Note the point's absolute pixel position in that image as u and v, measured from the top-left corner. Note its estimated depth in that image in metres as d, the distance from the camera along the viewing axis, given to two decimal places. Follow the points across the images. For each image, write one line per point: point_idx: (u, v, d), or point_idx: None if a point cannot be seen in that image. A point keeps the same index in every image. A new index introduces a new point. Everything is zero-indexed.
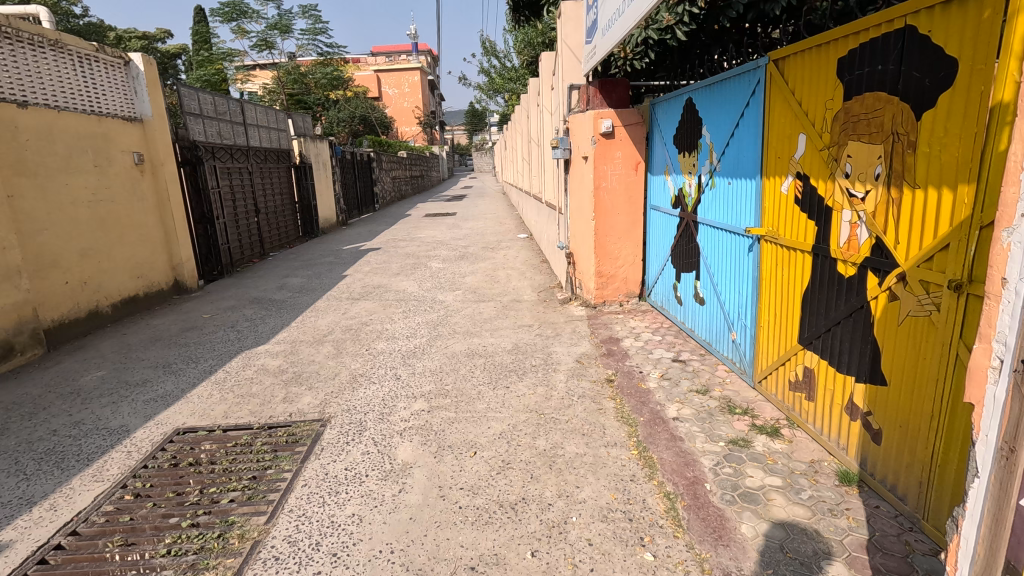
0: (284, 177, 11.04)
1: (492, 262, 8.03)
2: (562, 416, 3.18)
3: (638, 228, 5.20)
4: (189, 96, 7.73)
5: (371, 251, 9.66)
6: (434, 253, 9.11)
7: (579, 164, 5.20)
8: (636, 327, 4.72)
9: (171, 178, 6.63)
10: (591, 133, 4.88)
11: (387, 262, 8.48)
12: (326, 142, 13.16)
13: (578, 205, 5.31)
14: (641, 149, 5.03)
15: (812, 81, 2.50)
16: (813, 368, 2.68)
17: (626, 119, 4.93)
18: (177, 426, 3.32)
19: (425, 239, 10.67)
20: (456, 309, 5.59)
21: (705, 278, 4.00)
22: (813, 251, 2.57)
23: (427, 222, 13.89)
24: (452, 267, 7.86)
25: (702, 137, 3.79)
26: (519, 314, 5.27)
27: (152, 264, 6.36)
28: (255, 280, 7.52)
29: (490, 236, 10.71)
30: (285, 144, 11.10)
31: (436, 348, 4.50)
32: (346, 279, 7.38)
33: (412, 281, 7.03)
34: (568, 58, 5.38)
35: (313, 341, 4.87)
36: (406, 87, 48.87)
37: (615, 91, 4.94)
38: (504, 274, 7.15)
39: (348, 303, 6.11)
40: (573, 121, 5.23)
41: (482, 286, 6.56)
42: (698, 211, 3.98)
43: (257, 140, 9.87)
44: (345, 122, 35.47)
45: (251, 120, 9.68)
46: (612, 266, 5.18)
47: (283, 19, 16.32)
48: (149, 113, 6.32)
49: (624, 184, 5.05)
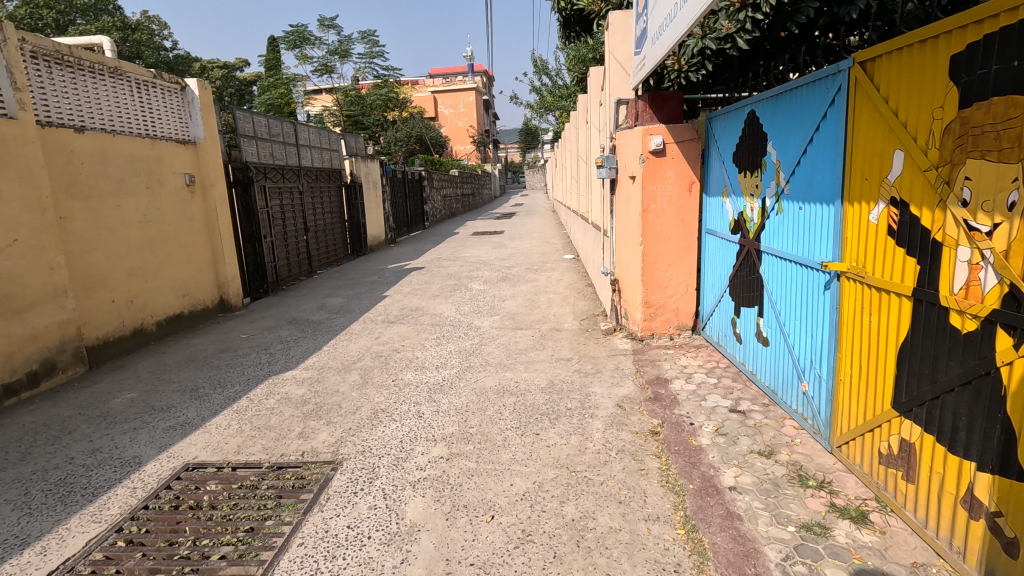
0: (334, 196, 11.25)
1: (534, 285, 7.68)
2: (596, 476, 2.76)
3: (691, 255, 4.71)
4: (244, 119, 7.98)
5: (414, 270, 9.57)
6: (476, 274, 8.88)
7: (626, 184, 4.79)
8: (687, 366, 4.20)
9: (220, 199, 6.78)
10: (640, 151, 4.47)
11: (428, 283, 8.32)
12: (377, 162, 13.40)
13: (624, 228, 4.89)
14: (696, 168, 4.56)
15: (913, 86, 2.02)
16: (913, 442, 2.13)
17: (679, 136, 4.49)
18: (187, 461, 3.17)
19: (470, 259, 10.48)
20: (491, 338, 5.27)
21: (770, 316, 3.47)
22: (914, 296, 2.06)
23: (474, 240, 13.76)
24: (493, 290, 7.58)
25: (766, 154, 3.31)
26: (557, 346, 4.87)
27: (198, 283, 6.49)
28: (297, 299, 7.55)
29: (535, 256, 10.38)
30: (336, 164, 11.34)
31: (465, 382, 4.18)
32: (385, 300, 7.26)
33: (450, 304, 6.79)
34: (616, 71, 5.03)
35: (341, 368, 4.68)
36: (462, 108, 49.99)
37: (667, 105, 4.53)
38: (546, 299, 6.77)
39: (382, 327, 5.92)
40: (620, 138, 4.84)
41: (521, 312, 6.21)
42: (762, 239, 3.47)
43: (309, 161, 10.11)
44: (401, 142, 36.58)
45: (303, 141, 9.93)
46: (662, 295, 4.71)
47: (343, 45, 16.97)
48: (201, 136, 6.51)
49: (676, 205, 4.59)
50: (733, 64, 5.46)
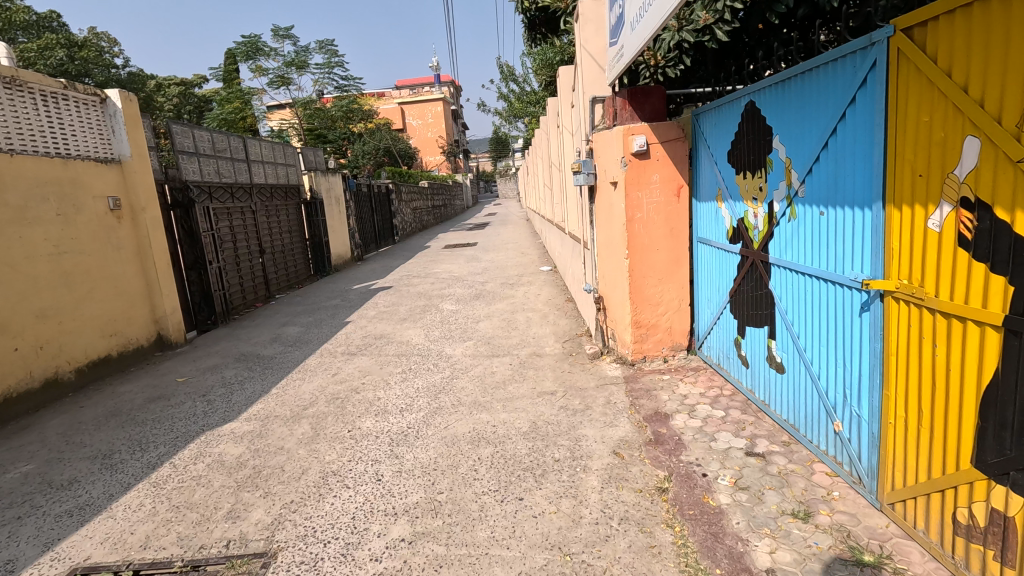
0: (292, 214, 10.50)
1: (510, 302, 7.12)
2: (597, 560, 2.19)
3: (683, 267, 4.22)
4: (182, 135, 7.22)
5: (380, 291, 8.90)
6: (447, 292, 8.27)
7: (606, 191, 4.29)
8: (688, 395, 3.68)
9: (154, 224, 6.03)
10: (621, 153, 3.97)
11: (395, 305, 7.67)
12: (339, 176, 12.69)
13: (607, 239, 4.38)
14: (683, 171, 4.08)
15: (988, 54, 1.55)
16: (1012, 516, 1.63)
17: (663, 135, 4.00)
18: (75, 566, 2.48)
19: (441, 275, 9.86)
20: (464, 369, 4.66)
21: (784, 338, 2.98)
22: (1006, 327, 1.57)
23: (445, 254, 13.13)
24: (466, 310, 6.98)
25: (773, 151, 2.83)
26: (540, 377, 4.30)
27: (130, 319, 5.70)
28: (248, 331, 6.81)
29: (510, 269, 9.83)
30: (294, 180, 10.61)
31: (435, 429, 3.57)
32: (346, 328, 6.59)
33: (419, 329, 6.16)
34: (589, 66, 4.53)
35: (289, 417, 4.02)
36: (430, 118, 49.43)
37: (649, 101, 4.05)
38: (523, 318, 6.21)
39: (342, 361, 5.26)
40: (598, 140, 4.34)
41: (497, 335, 5.63)
42: (770, 249, 2.99)
43: (262, 177, 9.37)
44: (369, 155, 35.78)
45: (255, 156, 9.19)
46: (653, 313, 4.20)
47: (300, 56, 16.23)
48: (127, 153, 5.76)
49: (664, 213, 4.10)
50: (709, 57, 5.04)
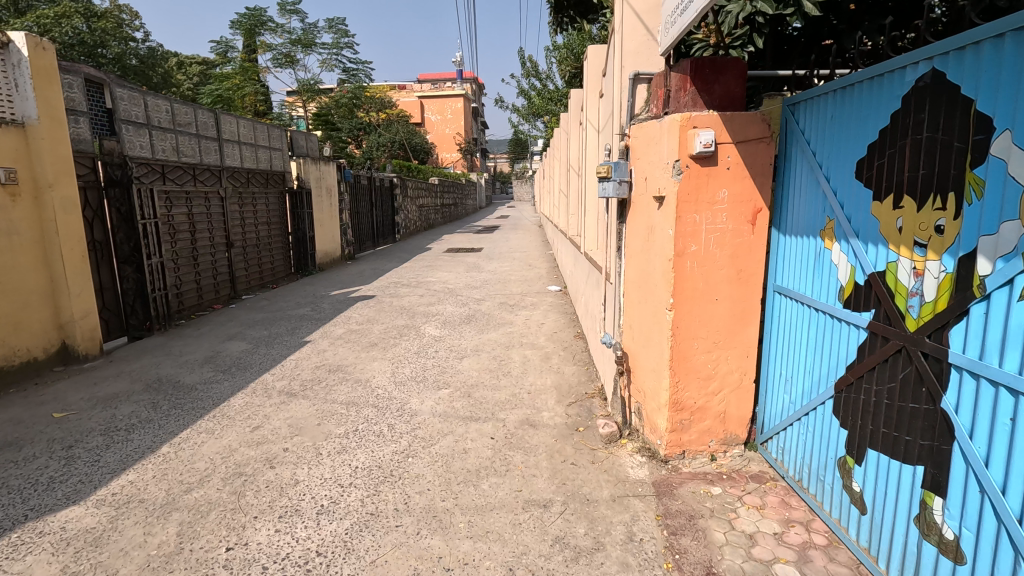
0: (273, 204, 9.29)
1: (507, 332, 5.80)
2: None
3: (751, 327, 2.89)
4: (130, 102, 6.00)
5: (359, 301, 7.65)
6: (436, 310, 6.99)
7: (646, 208, 2.97)
8: (755, 539, 2.34)
9: (66, 206, 4.81)
10: (673, 153, 2.64)
11: (369, 322, 6.41)
12: (334, 165, 11.49)
13: (641, 276, 3.07)
14: (764, 186, 2.75)
15: None
16: None
17: (740, 132, 2.66)
18: None
19: (433, 286, 8.60)
20: (427, 442, 3.36)
21: (967, 504, 1.64)
22: None
23: (445, 259, 11.88)
24: (452, 337, 5.69)
25: (990, 164, 1.53)
26: (530, 470, 2.99)
27: (17, 325, 4.47)
28: (184, 344, 5.58)
29: (514, 286, 8.52)
30: (279, 165, 9.43)
31: (355, 566, 2.26)
32: (301, 351, 5.33)
33: (387, 363, 4.88)
34: (629, 31, 3.20)
35: (157, 508, 2.73)
36: (449, 114, 48.32)
37: (720, 80, 2.71)
38: (519, 359, 4.89)
39: (273, 406, 3.98)
40: (639, 133, 3.03)
41: (482, 383, 4.33)
42: (950, 339, 1.67)
43: (237, 159, 8.17)
44: (385, 147, 34.73)
45: (229, 134, 7.98)
46: (701, 391, 2.88)
47: (308, 34, 15.19)
48: (33, 115, 4.54)
49: (731, 247, 2.77)
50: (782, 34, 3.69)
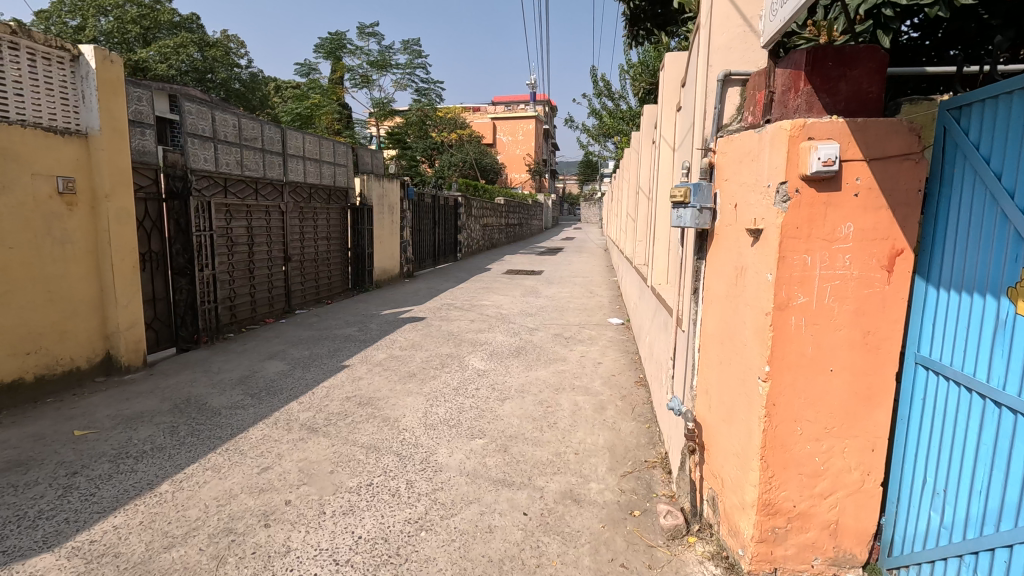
0: (334, 220, 9.31)
1: (559, 371, 5.16)
2: None
3: (880, 411, 2.11)
4: (198, 116, 6.09)
5: (408, 323, 7.33)
6: (484, 338, 6.49)
7: (735, 242, 2.29)
8: None
9: (121, 216, 4.82)
10: (778, 173, 1.97)
11: (413, 349, 6.01)
12: (398, 182, 11.49)
13: (725, 329, 2.38)
14: (908, 220, 1.99)
15: None
16: None
17: (876, 145, 1.94)
18: None
19: (486, 310, 8.15)
20: (447, 512, 2.81)
21: None
22: None
23: (503, 282, 11.44)
24: (497, 373, 5.14)
25: None
26: (567, 571, 2.35)
27: (63, 334, 4.45)
28: (226, 361, 5.43)
29: (572, 315, 7.87)
30: (342, 181, 9.47)
31: None
32: (335, 378, 4.99)
33: (422, 400, 4.41)
34: (718, 20, 2.54)
35: (128, 567, 2.36)
36: (520, 135, 48.80)
37: (848, 77, 2.02)
38: (569, 407, 4.24)
39: (290, 443, 3.60)
40: (728, 146, 2.37)
41: (522, 435, 3.73)
42: None
43: (301, 174, 8.23)
44: (456, 167, 35.43)
45: (294, 150, 8.05)
46: (804, 493, 2.13)
47: (384, 55, 15.65)
48: (95, 125, 4.59)
49: (857, 300, 2.03)
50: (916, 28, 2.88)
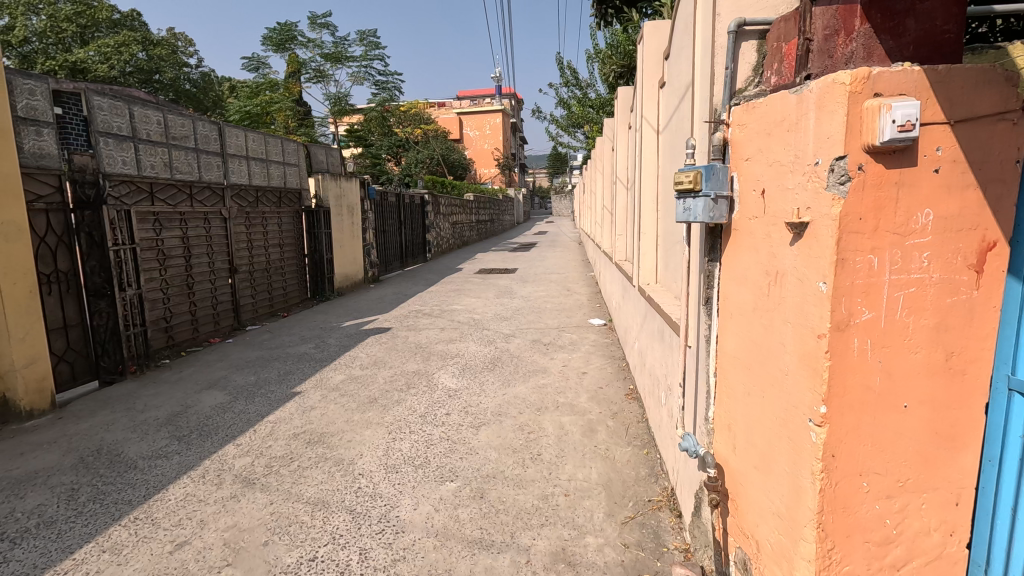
0: (286, 224, 8.52)
1: (540, 387, 4.59)
2: None
3: (965, 454, 1.62)
4: (111, 112, 5.26)
5: (372, 336, 6.66)
6: (456, 349, 5.89)
7: (766, 240, 1.75)
8: None
9: (8, 234, 4.01)
10: (833, 145, 1.43)
11: (375, 367, 5.36)
12: (357, 181, 10.72)
13: (754, 351, 1.84)
14: (1002, 203, 1.49)
15: None
16: None
17: (962, 103, 1.42)
18: None
19: (458, 316, 7.53)
20: None
21: None
22: None
23: (475, 283, 10.81)
24: (470, 392, 4.55)
25: None
26: None
27: None
28: (154, 395, 4.68)
29: (550, 317, 7.32)
30: (294, 182, 8.68)
31: None
32: (283, 409, 4.31)
33: (382, 434, 3.78)
34: None
35: None
36: (488, 130, 48.03)
37: (919, 11, 1.50)
38: (555, 434, 3.67)
39: (217, 504, 2.94)
40: (750, 115, 1.82)
41: (501, 474, 3.15)
42: None
43: (244, 175, 7.43)
44: (423, 164, 34.48)
45: (235, 149, 7.24)
46: (872, 566, 1.62)
47: (338, 47, 14.77)
48: None
49: (936, 313, 1.52)
50: None
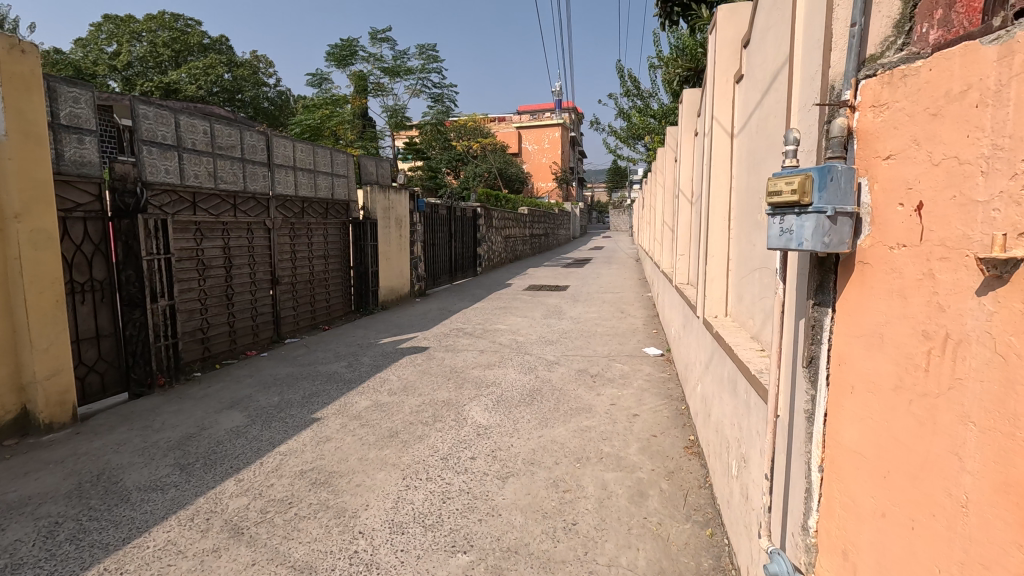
0: (332, 236, 8.40)
1: (581, 430, 3.96)
2: None
3: None
4: (156, 121, 5.22)
5: (407, 356, 6.28)
6: (492, 376, 5.37)
7: (927, 283, 1.10)
8: None
9: (39, 241, 3.94)
10: None
11: (403, 393, 4.94)
12: (407, 193, 10.57)
13: (897, 455, 1.18)
14: None
15: None
16: None
17: None
18: None
19: (500, 338, 7.03)
20: None
21: None
22: None
23: (523, 300, 10.30)
24: (501, 431, 4.00)
25: None
26: None
27: None
28: (174, 413, 4.47)
29: (600, 343, 6.65)
30: (341, 193, 8.59)
31: None
32: (297, 438, 3.95)
33: (395, 480, 3.29)
34: None
35: None
36: (546, 144, 47.85)
37: None
38: (595, 496, 3.03)
39: (196, 558, 2.55)
40: (901, 87, 1.18)
41: (525, 549, 2.57)
42: None
43: (291, 186, 7.37)
44: (480, 177, 34.67)
45: (282, 160, 7.19)
46: None
47: (397, 61, 14.96)
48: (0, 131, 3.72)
49: None
50: None
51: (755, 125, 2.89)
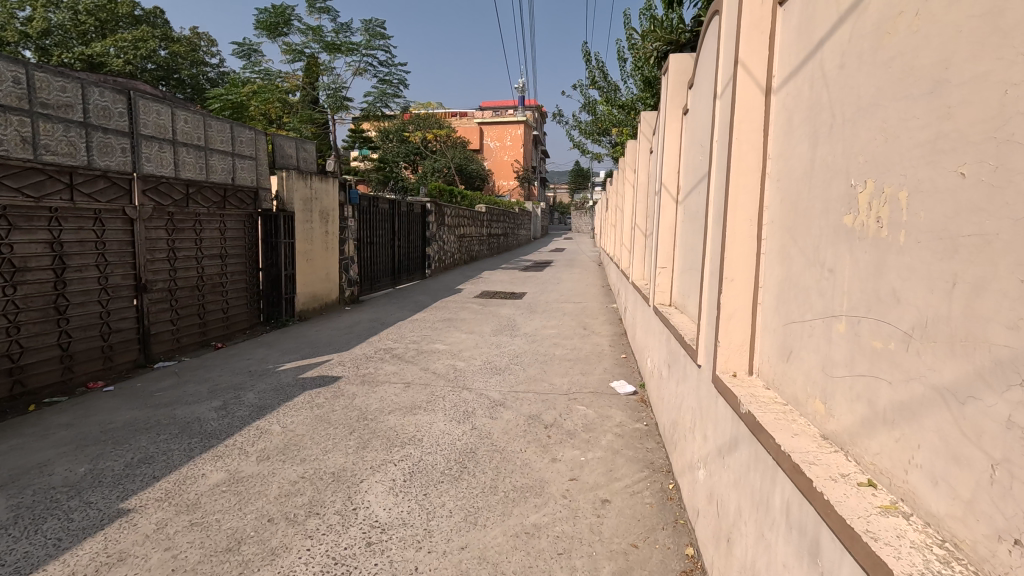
0: (231, 230, 6.76)
1: (526, 536, 2.63)
2: None
3: None
4: None
5: (307, 391, 4.79)
6: (412, 427, 3.98)
7: None
8: None
9: None
10: None
11: (278, 458, 3.47)
12: (337, 183, 8.99)
13: None
14: None
15: None
16: None
17: None
18: None
19: (435, 363, 5.65)
20: None
21: None
22: None
23: (472, 311, 8.93)
24: (404, 536, 2.62)
25: None
26: None
27: None
28: None
29: (558, 372, 5.37)
30: (245, 178, 6.96)
31: None
32: (66, 559, 2.42)
33: None
34: None
35: None
36: (508, 140, 46.69)
37: None
38: None
39: None
40: None
41: None
42: None
43: (165, 164, 5.70)
44: (439, 172, 33.09)
45: (153, 130, 5.53)
46: None
47: (338, 34, 13.32)
48: None
49: None
50: None
51: (834, 52, 1.60)
